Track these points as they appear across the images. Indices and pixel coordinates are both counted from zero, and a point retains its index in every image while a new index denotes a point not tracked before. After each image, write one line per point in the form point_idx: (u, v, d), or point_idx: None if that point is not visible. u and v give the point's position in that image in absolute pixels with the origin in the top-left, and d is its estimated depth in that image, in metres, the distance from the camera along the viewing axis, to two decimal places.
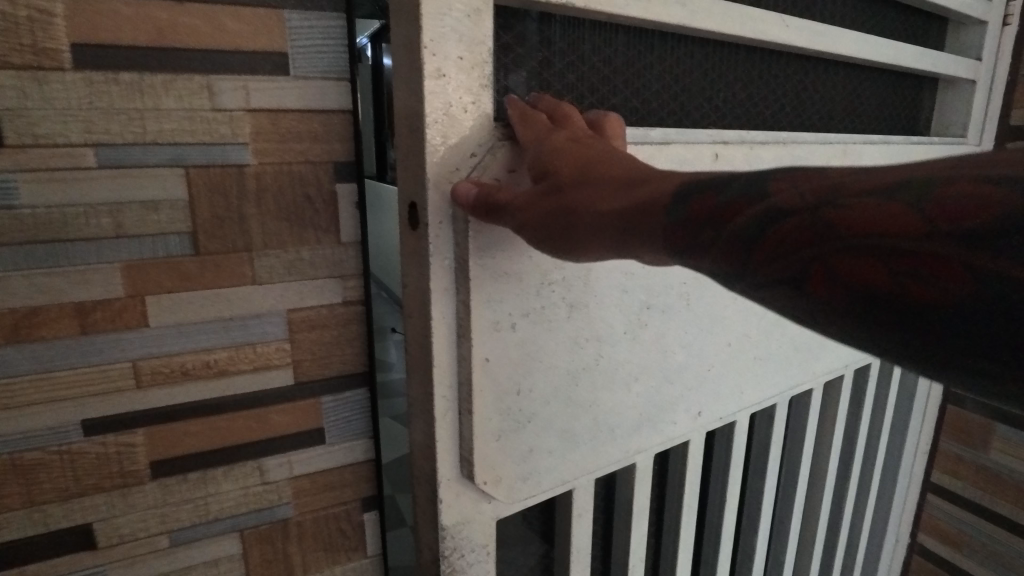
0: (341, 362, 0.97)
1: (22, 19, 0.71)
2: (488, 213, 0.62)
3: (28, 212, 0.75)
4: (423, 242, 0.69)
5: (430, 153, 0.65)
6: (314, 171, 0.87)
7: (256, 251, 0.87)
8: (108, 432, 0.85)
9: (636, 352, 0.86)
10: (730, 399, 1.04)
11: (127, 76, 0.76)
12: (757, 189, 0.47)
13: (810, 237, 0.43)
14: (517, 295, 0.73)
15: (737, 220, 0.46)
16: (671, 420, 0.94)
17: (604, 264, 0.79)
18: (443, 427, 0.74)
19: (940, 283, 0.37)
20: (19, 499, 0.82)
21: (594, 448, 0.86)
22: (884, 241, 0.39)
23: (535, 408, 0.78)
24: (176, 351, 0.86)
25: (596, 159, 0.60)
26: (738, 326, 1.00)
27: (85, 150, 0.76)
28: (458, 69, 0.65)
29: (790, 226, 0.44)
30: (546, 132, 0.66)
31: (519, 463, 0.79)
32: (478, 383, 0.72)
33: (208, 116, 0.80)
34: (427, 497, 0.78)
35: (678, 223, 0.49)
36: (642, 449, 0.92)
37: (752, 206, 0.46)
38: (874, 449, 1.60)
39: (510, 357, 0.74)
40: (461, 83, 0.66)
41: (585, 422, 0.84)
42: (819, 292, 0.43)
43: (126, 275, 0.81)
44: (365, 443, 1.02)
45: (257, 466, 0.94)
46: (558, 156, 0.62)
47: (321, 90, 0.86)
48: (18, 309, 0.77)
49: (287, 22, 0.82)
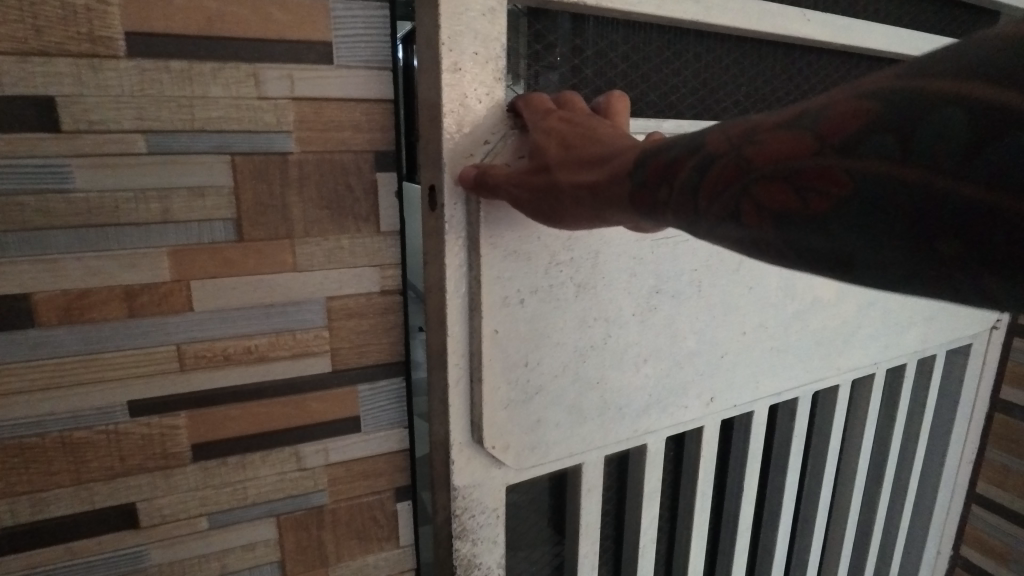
0: (378, 351, 0.97)
1: (79, 9, 0.73)
2: (488, 191, 0.78)
3: (81, 196, 0.77)
4: (440, 222, 0.85)
5: (445, 141, 0.81)
6: (355, 160, 0.88)
7: (298, 239, 0.88)
8: (152, 413, 0.87)
9: (642, 334, 1.00)
10: (737, 387, 1.14)
11: (177, 64, 0.77)
12: (695, 141, 0.54)
13: (735, 174, 0.49)
14: (525, 272, 0.89)
15: (681, 172, 0.54)
16: (680, 404, 1.08)
17: (610, 252, 0.94)
18: (459, 391, 0.92)
19: (834, 193, 0.44)
20: (67, 476, 0.85)
21: (602, 422, 1.01)
22: (789, 167, 0.46)
23: (543, 382, 0.94)
24: (218, 336, 0.87)
25: (582, 137, 0.71)
26: (748, 315, 1.11)
27: (136, 137, 0.78)
28: (473, 63, 0.80)
29: (720, 166, 0.51)
30: (543, 117, 0.77)
31: (528, 433, 0.95)
32: (489, 355, 0.89)
33: (254, 104, 0.82)
34: (443, 463, 0.95)
35: (638, 183, 0.58)
36: (651, 429, 1.07)
37: (690, 159, 0.53)
38: (911, 454, 1.56)
39: (519, 332, 0.90)
40: (476, 76, 0.81)
41: (591, 398, 0.99)
42: (750, 222, 0.49)
43: (173, 260, 0.83)
44: (399, 433, 1.02)
45: (294, 452, 0.95)
46: (551, 139, 0.73)
47: (363, 80, 0.86)
48: (70, 290, 0.79)
49: (332, 12, 0.83)
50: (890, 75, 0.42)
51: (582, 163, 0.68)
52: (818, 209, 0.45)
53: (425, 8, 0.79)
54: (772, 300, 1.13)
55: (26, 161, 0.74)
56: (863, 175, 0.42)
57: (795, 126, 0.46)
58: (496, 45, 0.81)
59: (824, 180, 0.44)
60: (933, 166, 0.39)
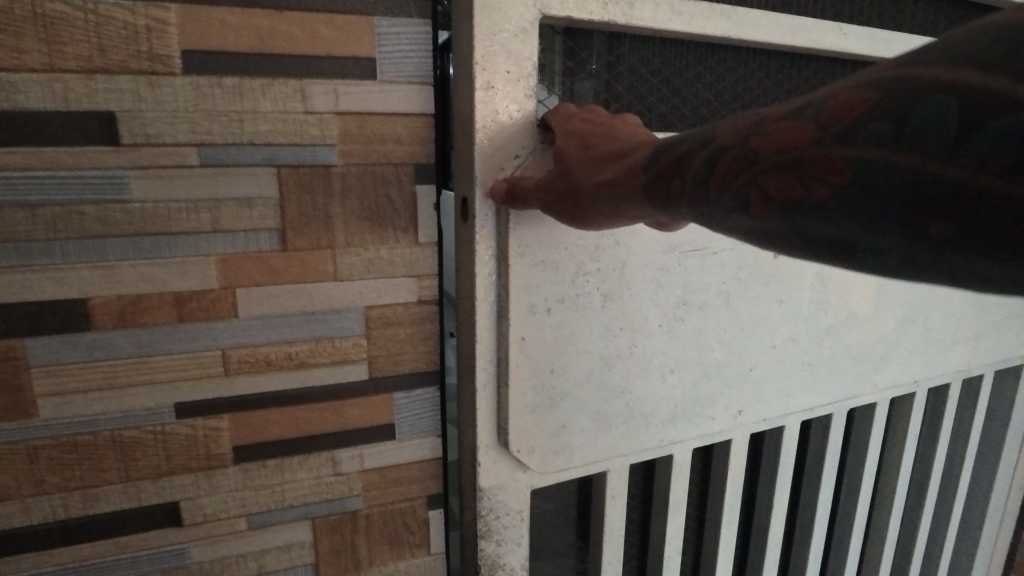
0: (414, 360, 0.98)
1: (140, 28, 0.76)
2: (515, 197, 0.82)
3: (137, 206, 0.81)
4: (471, 231, 0.87)
5: (477, 152, 0.84)
6: (395, 172, 0.90)
7: (339, 249, 0.90)
8: (197, 415, 0.90)
9: (670, 344, 1.00)
10: (767, 398, 1.13)
11: (229, 80, 0.81)
12: (705, 137, 0.59)
13: (742, 166, 0.54)
14: (553, 281, 0.90)
15: (692, 165, 0.59)
16: (709, 415, 1.08)
17: (640, 261, 0.95)
18: (485, 397, 0.93)
19: (834, 181, 0.48)
20: (117, 474, 0.88)
21: (627, 431, 1.01)
22: (791, 156, 0.50)
23: (569, 386, 0.95)
24: (262, 342, 0.90)
25: (602, 139, 0.75)
26: (781, 329, 1.09)
27: (189, 149, 0.81)
28: (506, 81, 0.84)
29: (728, 158, 0.55)
30: (567, 120, 0.81)
31: (552, 438, 0.96)
32: (516, 359, 0.91)
33: (300, 118, 0.84)
34: (471, 464, 0.97)
35: (653, 179, 0.63)
36: (678, 440, 1.06)
37: (702, 153, 0.58)
38: (956, 478, 1.50)
39: (546, 337, 0.92)
40: (508, 93, 0.84)
41: (618, 405, 0.99)
42: (758, 211, 0.53)
43: (220, 267, 0.86)
44: (433, 441, 1.03)
45: (330, 456, 0.97)
46: (573, 141, 0.77)
47: (405, 94, 0.88)
48: (124, 296, 0.83)
49: (377, 28, 0.85)
50: (884, 68, 0.47)
51: (603, 163, 0.72)
52: (820, 196, 0.49)
53: (459, 28, 0.83)
54: (809, 314, 1.11)
55: (87, 172, 0.78)
56: (863, 163, 0.46)
57: (799, 117, 0.51)
58: (527, 63, 0.84)
59: (827, 169, 0.48)
60: (925, 151, 0.43)
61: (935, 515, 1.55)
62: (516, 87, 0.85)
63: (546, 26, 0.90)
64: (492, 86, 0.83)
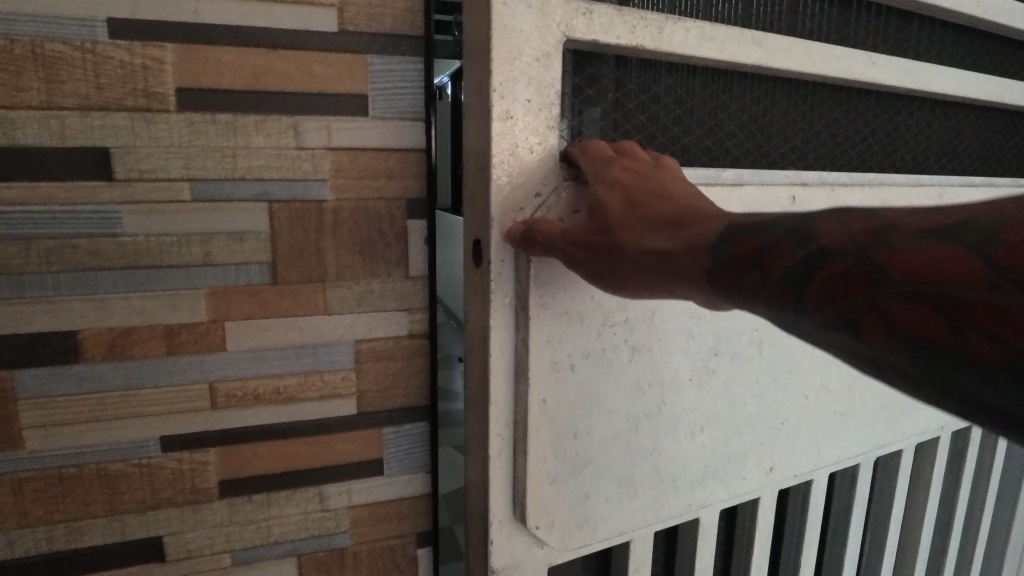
0: (404, 395, 0.98)
1: (138, 67, 0.78)
2: (535, 246, 0.68)
3: (129, 239, 0.82)
4: (485, 277, 0.73)
5: (495, 191, 0.70)
6: (388, 207, 0.90)
7: (330, 282, 0.90)
8: (184, 448, 0.89)
9: (701, 398, 0.88)
10: (800, 453, 1.01)
11: (224, 117, 0.82)
12: (799, 232, 0.54)
13: (861, 280, 0.49)
14: (577, 336, 0.76)
15: (782, 262, 0.54)
16: (740, 475, 0.94)
17: (670, 307, 0.83)
18: (500, 467, 0.77)
19: (998, 337, 0.44)
20: (102, 507, 0.87)
21: (655, 497, 0.87)
22: (945, 290, 0.46)
23: (592, 453, 0.80)
24: (250, 376, 0.90)
25: (654, 197, 0.65)
26: (817, 377, 1.00)
27: (183, 185, 0.82)
28: (526, 111, 0.70)
29: (837, 268, 0.51)
30: (604, 167, 0.69)
31: (575, 509, 0.80)
32: (534, 425, 0.75)
33: (292, 154, 0.85)
34: (480, 537, 0.81)
35: (724, 264, 0.56)
36: (707, 504, 0.92)
37: (796, 250, 0.53)
38: (980, 522, 1.44)
39: (569, 399, 0.77)
40: (528, 124, 0.70)
41: (645, 471, 0.85)
42: (873, 336, 0.49)
43: (211, 301, 0.86)
44: (423, 477, 1.02)
45: (318, 492, 0.96)
46: (618, 195, 0.66)
47: (399, 130, 0.89)
48: (114, 328, 0.83)
49: (370, 66, 0.86)
50: None
51: (658, 227, 0.62)
52: (978, 347, 0.45)
53: (471, 54, 0.71)
54: None
55: (82, 206, 0.79)
56: None
57: (944, 242, 0.47)
58: (551, 91, 0.71)
59: (988, 318, 0.44)
60: None
61: (960, 560, 1.48)
62: (536, 118, 0.71)
63: (570, 50, 0.75)
64: (513, 115, 0.69)
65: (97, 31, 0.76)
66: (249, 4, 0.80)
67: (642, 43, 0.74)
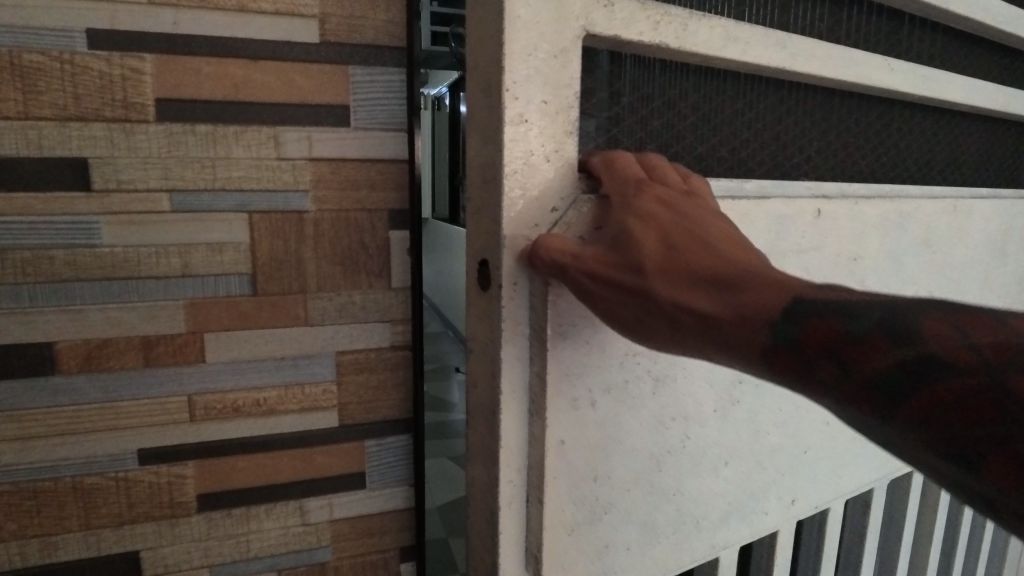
0: (387, 407, 0.96)
1: (116, 77, 0.77)
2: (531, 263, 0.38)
3: (107, 250, 0.81)
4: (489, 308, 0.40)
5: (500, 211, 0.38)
6: (370, 218, 0.90)
7: (310, 293, 0.89)
8: (162, 462, 0.88)
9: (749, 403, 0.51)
10: (852, 458, 0.62)
11: (203, 127, 0.81)
12: (897, 316, 0.31)
13: (990, 408, 0.27)
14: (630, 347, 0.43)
15: (871, 362, 0.30)
16: (762, 507, 0.56)
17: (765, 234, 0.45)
18: (506, 523, 0.42)
19: None
20: (76, 521, 0.86)
21: (677, 542, 0.50)
22: None
23: (620, 495, 0.45)
24: (229, 388, 0.89)
25: (710, 244, 0.35)
26: None
27: (161, 196, 0.82)
28: (546, 115, 0.38)
29: (949, 388, 0.28)
30: (631, 187, 0.38)
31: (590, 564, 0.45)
32: (552, 472, 0.41)
33: (273, 164, 0.85)
34: None
35: (782, 345, 0.32)
36: (729, 545, 0.54)
37: (892, 347, 0.30)
38: None
39: (590, 441, 0.43)
40: (550, 129, 0.39)
41: (668, 512, 0.49)
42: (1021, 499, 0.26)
43: (189, 312, 0.85)
44: (405, 491, 1.00)
45: (298, 506, 0.95)
46: (654, 225, 0.36)
47: (381, 141, 0.89)
48: (91, 339, 0.82)
49: (351, 77, 0.86)
50: None
51: (704, 283, 0.34)
52: None
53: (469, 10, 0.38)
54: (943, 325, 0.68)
55: (59, 217, 0.79)
56: None
57: None
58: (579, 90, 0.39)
59: None
60: None
61: None
62: (554, 124, 0.39)
63: (590, 47, 0.43)
64: (526, 124, 0.38)
65: (75, 42, 0.76)
66: (230, 15, 0.80)
67: (666, 46, 0.42)
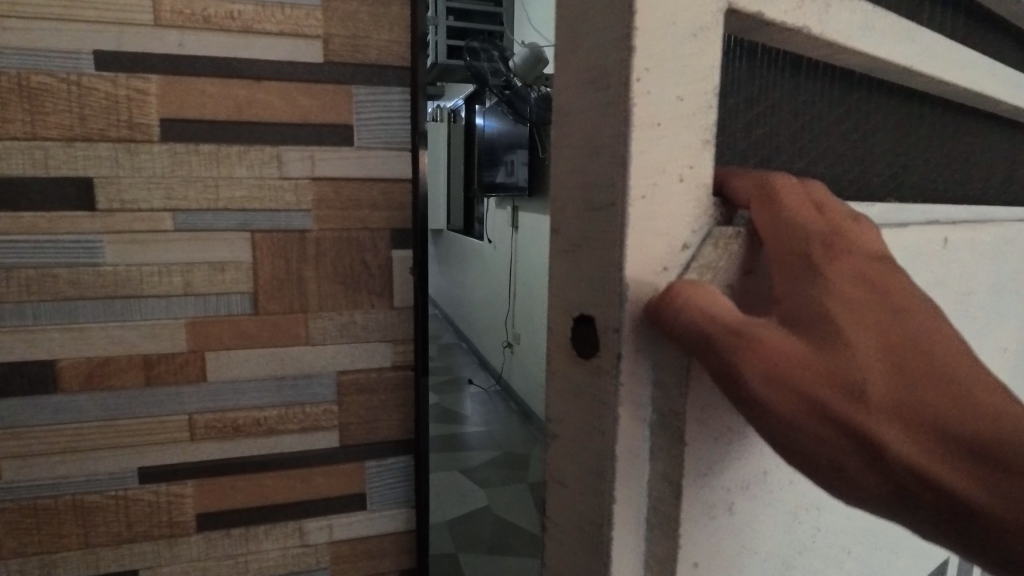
0: (388, 428, 0.95)
1: (121, 98, 0.78)
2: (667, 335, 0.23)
3: (110, 269, 0.81)
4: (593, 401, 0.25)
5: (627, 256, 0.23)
6: (372, 237, 0.90)
7: (311, 312, 0.89)
8: (161, 481, 0.88)
9: None
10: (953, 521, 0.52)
11: (206, 147, 0.82)
12: None
13: None
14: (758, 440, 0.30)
15: None
16: None
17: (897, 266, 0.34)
18: None
19: None
20: (76, 539, 0.86)
21: None
22: None
23: None
24: (230, 407, 0.88)
25: (955, 373, 0.22)
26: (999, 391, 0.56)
27: (164, 215, 0.82)
28: (684, 116, 0.24)
29: None
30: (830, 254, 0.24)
31: None
32: None
33: (275, 184, 0.85)
34: None
35: None
36: None
37: None
38: None
39: (724, 569, 0.29)
40: (685, 134, 0.25)
41: None
42: None
43: (191, 331, 0.85)
44: (406, 512, 0.99)
45: (297, 527, 0.94)
46: (868, 317, 0.23)
47: (384, 160, 0.88)
48: (93, 357, 0.82)
49: (354, 97, 0.86)
50: None
51: (946, 433, 0.21)
52: None
53: None
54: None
55: (63, 236, 0.79)
56: None
57: None
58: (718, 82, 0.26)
59: None
60: None
61: None
62: (689, 133, 0.25)
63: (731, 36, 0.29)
64: (660, 132, 0.24)
65: (82, 63, 0.76)
66: (235, 37, 0.80)
67: (811, 31, 0.29)
